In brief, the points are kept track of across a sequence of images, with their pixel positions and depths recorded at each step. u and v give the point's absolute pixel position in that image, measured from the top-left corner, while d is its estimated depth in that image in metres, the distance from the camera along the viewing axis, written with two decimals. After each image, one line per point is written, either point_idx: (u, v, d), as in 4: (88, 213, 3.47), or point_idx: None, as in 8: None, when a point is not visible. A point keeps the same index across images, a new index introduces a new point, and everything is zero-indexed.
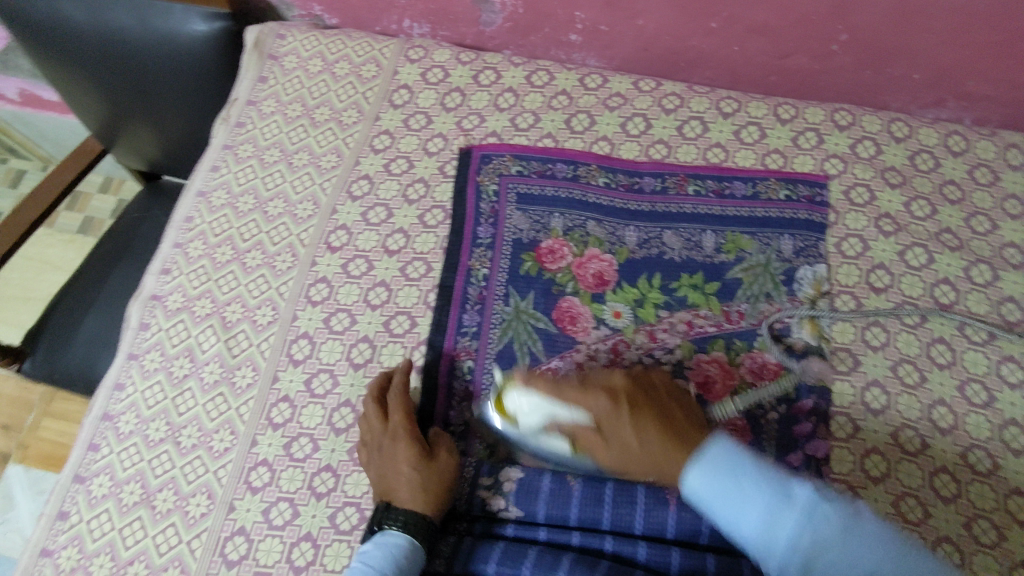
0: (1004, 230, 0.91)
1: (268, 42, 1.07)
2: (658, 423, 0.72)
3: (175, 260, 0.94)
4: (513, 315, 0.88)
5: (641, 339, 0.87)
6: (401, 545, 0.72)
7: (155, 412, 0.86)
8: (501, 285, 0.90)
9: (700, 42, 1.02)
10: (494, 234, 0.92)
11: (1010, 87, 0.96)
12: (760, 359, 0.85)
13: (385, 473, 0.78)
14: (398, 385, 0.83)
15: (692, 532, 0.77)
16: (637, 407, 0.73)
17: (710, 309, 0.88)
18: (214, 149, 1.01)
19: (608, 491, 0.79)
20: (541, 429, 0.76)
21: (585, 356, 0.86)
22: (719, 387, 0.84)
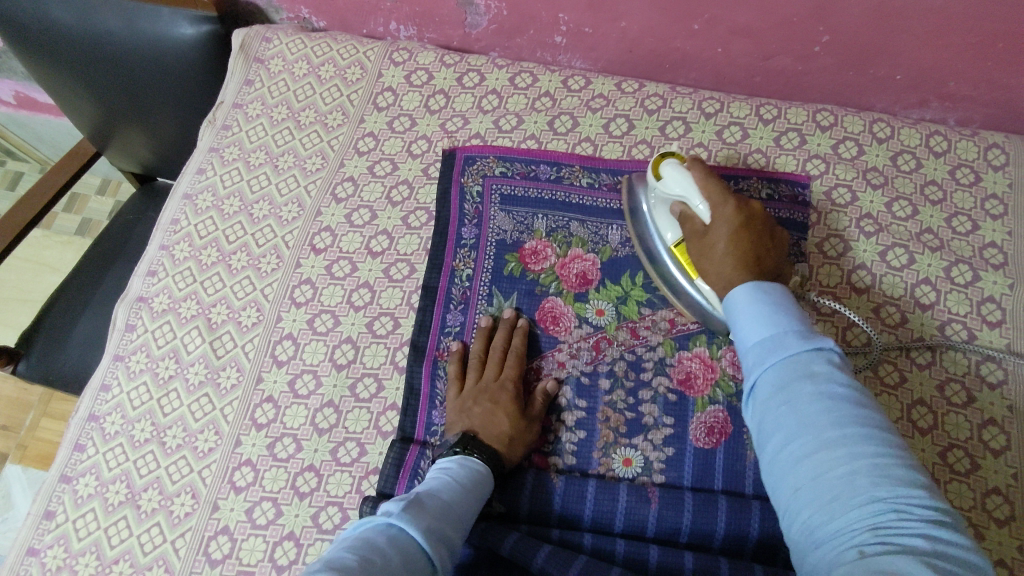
0: (984, 230, 0.92)
1: (256, 45, 1.08)
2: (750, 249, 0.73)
3: (161, 262, 0.95)
4: (497, 315, 0.89)
5: (624, 335, 0.87)
6: (484, 472, 0.75)
7: (140, 413, 0.87)
8: (485, 285, 0.91)
9: (683, 43, 1.02)
10: (478, 235, 0.93)
11: (992, 87, 0.96)
12: None
13: (473, 414, 0.81)
14: (484, 343, 0.87)
15: (672, 530, 0.77)
16: (747, 222, 0.74)
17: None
18: (201, 152, 1.02)
19: (590, 488, 0.80)
20: (670, 204, 0.81)
21: (568, 355, 0.87)
22: (700, 383, 0.84)
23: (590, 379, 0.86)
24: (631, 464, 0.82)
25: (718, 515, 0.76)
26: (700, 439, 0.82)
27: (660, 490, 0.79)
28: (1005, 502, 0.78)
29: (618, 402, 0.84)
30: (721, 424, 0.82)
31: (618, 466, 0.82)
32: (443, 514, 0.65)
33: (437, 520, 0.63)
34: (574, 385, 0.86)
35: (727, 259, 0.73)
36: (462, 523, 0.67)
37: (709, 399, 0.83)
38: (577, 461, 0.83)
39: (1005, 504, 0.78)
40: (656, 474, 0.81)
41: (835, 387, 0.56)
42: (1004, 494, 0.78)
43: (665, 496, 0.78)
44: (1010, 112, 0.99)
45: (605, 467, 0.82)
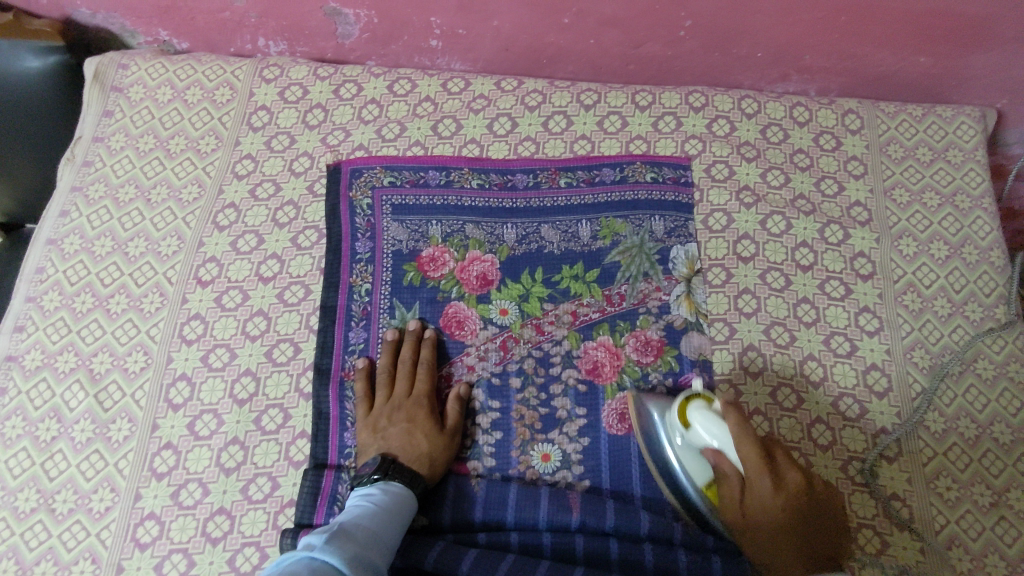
0: (850, 190, 0.98)
1: (110, 73, 1.02)
2: (792, 527, 0.68)
3: (29, 315, 0.88)
4: (401, 327, 0.88)
5: (529, 333, 0.88)
6: (405, 495, 0.74)
7: (23, 481, 0.80)
8: (385, 298, 0.89)
9: (556, 38, 1.04)
10: (373, 249, 0.91)
11: (841, 57, 1.03)
12: (643, 336, 0.88)
13: (388, 435, 0.80)
14: (391, 358, 0.85)
15: (596, 516, 0.78)
16: (794, 496, 0.69)
17: (592, 296, 0.90)
18: (62, 193, 0.95)
19: (510, 488, 0.80)
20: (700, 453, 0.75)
21: (476, 358, 0.87)
22: (608, 369, 0.86)
23: (500, 379, 0.86)
24: (549, 459, 0.82)
25: None
26: (612, 425, 0.83)
27: (581, 479, 0.80)
28: (893, 439, 0.84)
29: (531, 398, 0.85)
30: (631, 408, 0.84)
31: (537, 463, 0.82)
32: (367, 539, 0.65)
33: (359, 547, 0.64)
34: (485, 387, 0.85)
35: (770, 511, 0.69)
36: (389, 547, 0.68)
37: (618, 384, 0.85)
38: (496, 463, 0.82)
39: (892, 442, 0.83)
40: (574, 464, 0.82)
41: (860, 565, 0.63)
42: (891, 433, 0.84)
43: (584, 485, 0.80)
44: (861, 79, 1.06)
45: (525, 465, 0.82)
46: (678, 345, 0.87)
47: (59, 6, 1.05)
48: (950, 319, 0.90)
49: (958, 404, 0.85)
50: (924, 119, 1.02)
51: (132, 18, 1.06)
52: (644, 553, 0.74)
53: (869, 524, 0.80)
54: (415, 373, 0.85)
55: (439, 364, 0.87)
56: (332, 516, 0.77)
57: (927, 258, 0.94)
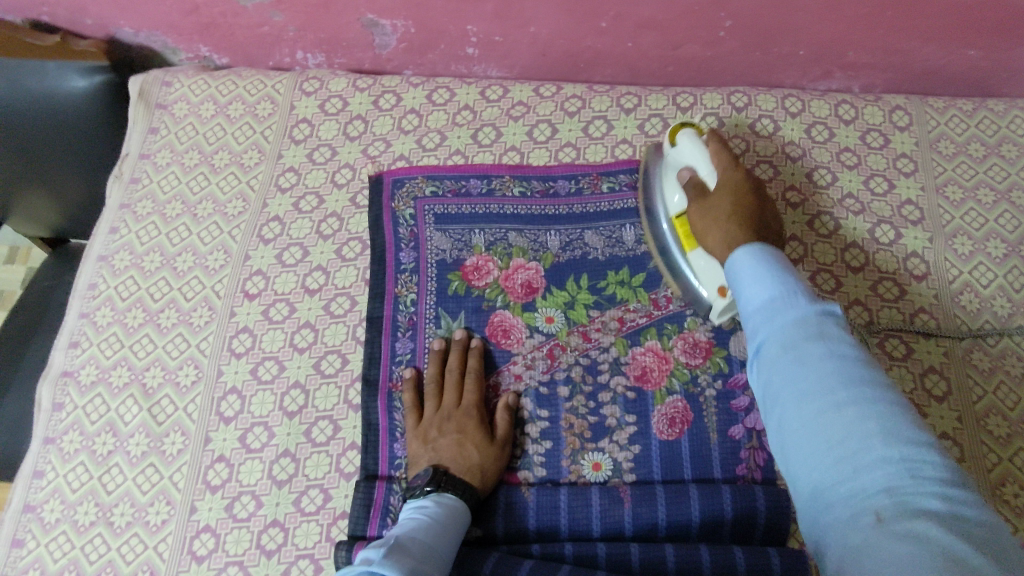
0: (900, 188, 0.96)
1: (154, 91, 1.03)
2: (748, 209, 0.78)
3: (83, 331, 0.89)
4: (447, 336, 0.88)
5: (576, 340, 0.87)
6: (458, 506, 0.74)
7: (81, 495, 0.81)
8: (431, 307, 0.89)
9: (594, 42, 1.03)
10: (417, 259, 0.91)
11: (887, 53, 1.00)
12: (691, 339, 0.86)
13: (438, 445, 0.80)
14: (439, 368, 0.85)
15: (650, 525, 0.77)
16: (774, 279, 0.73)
17: (639, 301, 0.88)
18: (111, 210, 0.97)
19: (562, 497, 0.79)
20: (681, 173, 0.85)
21: (523, 367, 0.86)
22: (656, 374, 0.85)
23: (548, 388, 0.85)
24: (600, 467, 0.81)
25: (692, 504, 0.77)
26: (663, 432, 0.82)
27: (633, 488, 0.79)
28: (954, 444, 0.81)
29: (579, 406, 0.84)
30: (681, 413, 0.83)
31: (588, 471, 0.81)
32: (426, 553, 0.66)
33: (418, 559, 0.64)
34: (533, 396, 0.85)
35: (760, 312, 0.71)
36: (445, 563, 0.67)
37: (666, 389, 0.84)
38: (547, 472, 0.82)
39: (954, 447, 0.81)
40: (626, 472, 0.81)
41: (936, 486, 0.46)
42: (953, 437, 0.82)
43: (637, 494, 0.79)
44: (907, 74, 1.04)
45: (576, 473, 0.81)
46: (727, 347, 0.86)
47: (103, 27, 1.06)
48: (1011, 319, 0.87)
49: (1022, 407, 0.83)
50: (975, 114, 0.99)
51: (174, 36, 1.07)
52: (701, 561, 0.73)
53: None
54: (462, 383, 0.85)
55: (486, 373, 0.86)
56: (385, 528, 0.77)
57: (984, 256, 0.91)
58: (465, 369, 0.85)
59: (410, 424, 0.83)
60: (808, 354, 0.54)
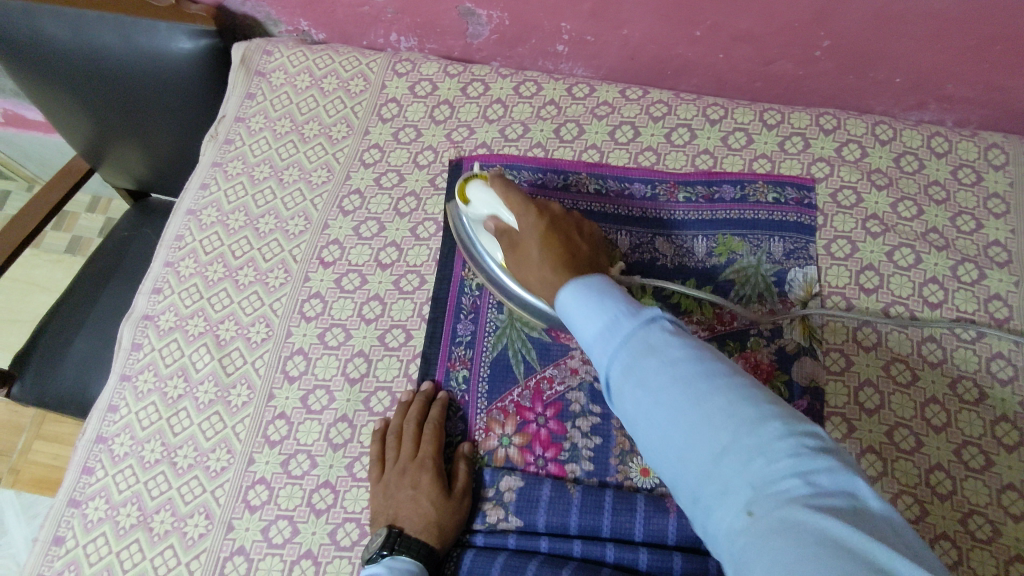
0: (988, 228, 0.93)
1: (256, 58, 1.07)
2: (562, 245, 0.75)
3: (167, 279, 0.94)
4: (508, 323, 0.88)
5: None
6: (413, 571, 0.72)
7: (149, 433, 0.85)
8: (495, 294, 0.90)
9: (685, 50, 1.03)
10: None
11: (988, 88, 0.97)
12: (753, 358, 0.86)
13: (396, 502, 0.78)
14: (401, 418, 0.83)
15: (694, 538, 0.76)
16: (557, 232, 0.76)
17: (703, 313, 0.88)
18: (204, 167, 1.01)
19: (608, 498, 0.79)
20: (485, 223, 0.83)
21: (580, 363, 0.86)
22: None
23: None
24: (649, 474, 0.81)
25: None
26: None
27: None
28: (1020, 497, 0.78)
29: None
30: None
31: (636, 476, 0.81)
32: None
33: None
34: (587, 391, 0.85)
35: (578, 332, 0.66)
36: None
37: None
38: (594, 469, 0.81)
39: (1020, 500, 0.78)
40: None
41: (781, 469, 0.47)
42: (1019, 490, 0.79)
43: None
44: (1006, 113, 1.01)
45: (623, 476, 0.81)
46: (790, 371, 0.85)
47: None
48: None
49: None
50: None
51: (279, 8, 1.11)
52: None
53: None
54: (438, 435, 0.82)
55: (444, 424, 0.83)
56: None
57: None
58: (490, 377, 0.86)
59: (374, 472, 0.81)
60: (697, 438, 0.51)
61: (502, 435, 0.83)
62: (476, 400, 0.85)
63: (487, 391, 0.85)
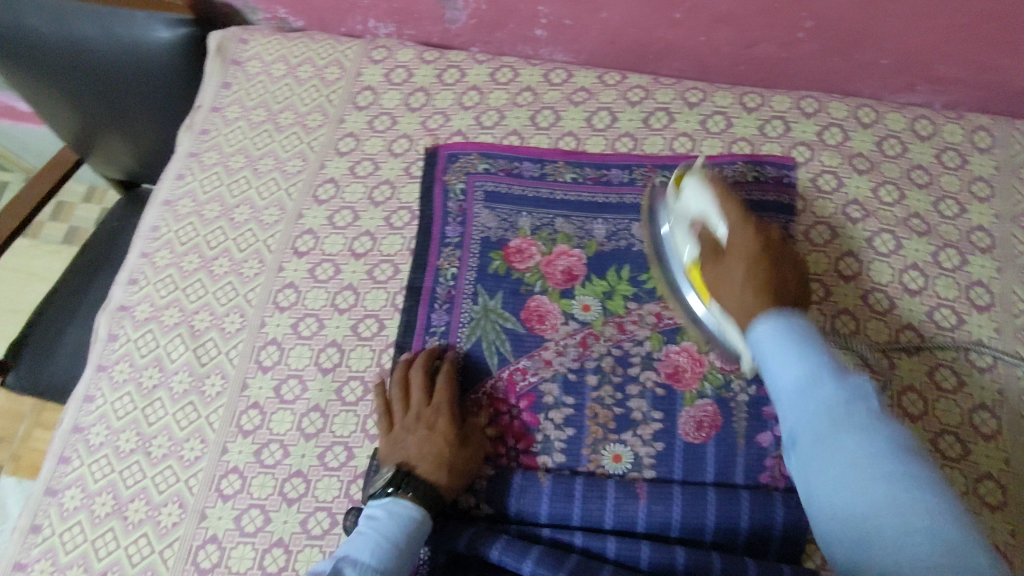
0: (972, 213, 0.91)
1: (232, 47, 1.07)
2: (768, 280, 0.74)
3: (142, 270, 0.94)
4: (482, 313, 0.88)
5: (610, 330, 0.86)
6: (418, 506, 0.72)
7: (125, 423, 0.86)
8: (470, 283, 0.89)
9: (665, 33, 1.01)
10: (462, 233, 0.92)
11: (976, 69, 0.95)
12: None
13: (406, 447, 0.78)
14: (407, 372, 0.84)
15: (663, 525, 0.76)
16: (767, 254, 0.76)
17: (679, 299, 0.87)
18: (179, 157, 1.01)
19: (578, 485, 0.78)
20: (690, 223, 0.83)
21: (554, 353, 0.85)
22: (689, 376, 0.84)
23: (577, 375, 0.84)
24: (620, 460, 0.80)
25: (709, 510, 0.76)
26: (689, 432, 0.81)
27: (650, 484, 0.78)
28: (997, 487, 0.77)
29: (606, 397, 0.83)
30: (710, 417, 0.82)
31: (608, 462, 0.80)
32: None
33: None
34: (560, 382, 0.84)
35: (747, 274, 0.74)
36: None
37: (697, 391, 0.83)
38: (565, 459, 0.81)
39: (996, 489, 0.77)
40: (646, 469, 0.80)
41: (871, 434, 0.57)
42: (995, 479, 0.77)
43: (654, 492, 0.77)
44: (996, 94, 0.98)
45: (596, 464, 0.80)
46: None
47: None
48: None
49: None
50: None
51: None
52: (712, 569, 0.71)
53: None
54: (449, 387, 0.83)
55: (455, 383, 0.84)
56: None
57: None
58: (465, 368, 0.85)
59: (382, 422, 0.81)
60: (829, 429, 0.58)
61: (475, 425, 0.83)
62: None
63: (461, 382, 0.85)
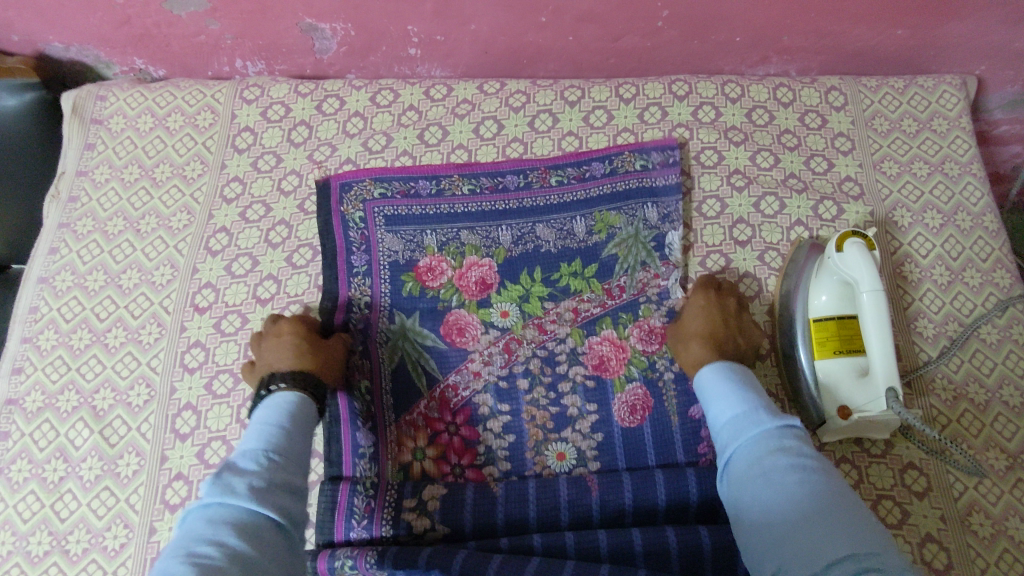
0: (839, 166, 0.99)
1: (88, 105, 1.01)
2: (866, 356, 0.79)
3: (27, 356, 0.87)
4: (399, 334, 0.87)
5: (531, 332, 0.87)
6: (293, 398, 0.73)
7: (33, 524, 0.79)
8: (385, 308, 0.88)
9: (535, 37, 1.03)
10: (369, 260, 0.90)
11: (819, 36, 1.03)
12: (647, 325, 0.87)
13: (268, 361, 0.80)
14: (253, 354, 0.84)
15: (617, 510, 0.77)
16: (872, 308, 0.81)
17: (592, 290, 0.89)
18: (50, 230, 0.95)
19: (530, 488, 0.79)
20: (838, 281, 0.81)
21: (481, 363, 0.86)
22: (614, 363, 0.86)
23: (507, 382, 0.86)
24: (564, 458, 0.83)
25: (658, 488, 0.78)
26: (624, 418, 0.84)
27: (598, 475, 0.80)
28: None
29: (540, 398, 0.85)
30: (641, 400, 0.84)
31: (553, 462, 0.82)
32: (259, 470, 0.61)
33: (254, 482, 0.60)
34: (492, 391, 0.85)
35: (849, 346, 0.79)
36: (296, 462, 0.66)
37: (624, 376, 0.85)
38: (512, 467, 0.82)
39: None
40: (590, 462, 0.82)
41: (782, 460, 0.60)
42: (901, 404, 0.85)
43: (604, 482, 0.79)
44: (839, 56, 1.07)
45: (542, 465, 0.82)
46: None
47: (32, 43, 1.04)
48: (950, 287, 0.91)
49: (965, 370, 0.86)
50: (907, 91, 1.03)
51: (106, 49, 1.05)
52: (668, 544, 0.73)
53: (887, 493, 0.81)
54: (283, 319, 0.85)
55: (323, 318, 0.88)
56: (351, 529, 0.78)
57: (922, 228, 0.94)
58: (394, 391, 0.86)
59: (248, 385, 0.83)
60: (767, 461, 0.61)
61: (416, 448, 0.83)
62: (382, 415, 0.84)
63: (395, 413, 0.85)
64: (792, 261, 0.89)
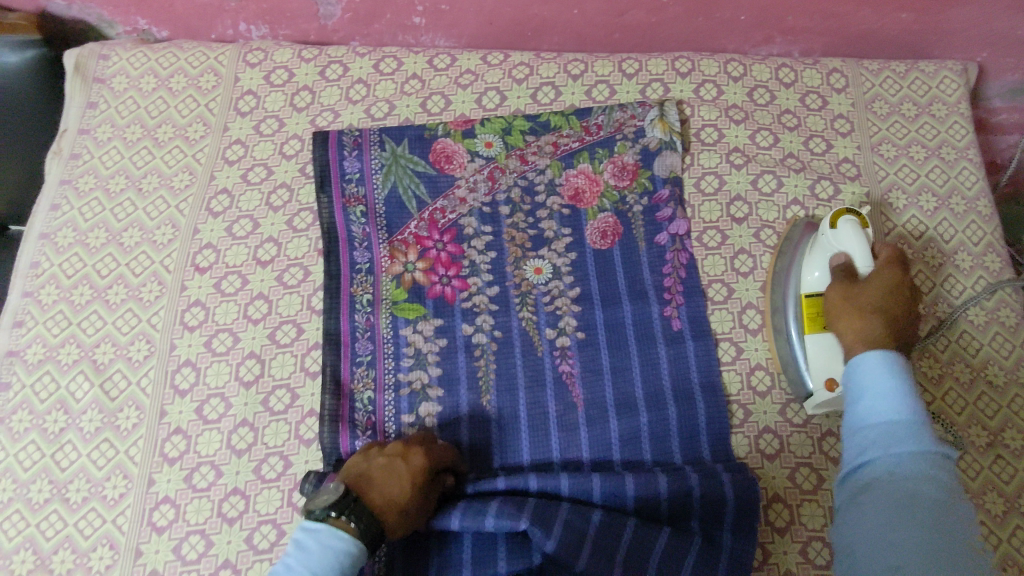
0: (837, 147, 0.99)
1: (90, 64, 1.02)
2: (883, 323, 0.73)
3: (28, 310, 0.88)
4: (391, 159, 0.94)
5: (514, 163, 0.95)
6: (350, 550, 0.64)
7: (34, 473, 0.80)
8: (382, 243, 0.90)
9: (540, 10, 1.03)
10: (365, 205, 0.92)
11: (823, 17, 1.03)
12: (620, 162, 0.95)
13: (380, 480, 0.70)
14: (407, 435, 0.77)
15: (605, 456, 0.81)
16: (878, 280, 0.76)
17: (571, 127, 0.96)
18: (52, 187, 0.95)
19: (523, 416, 0.83)
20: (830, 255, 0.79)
21: (467, 191, 0.93)
22: (588, 195, 0.93)
23: (490, 208, 0.93)
24: (541, 272, 0.90)
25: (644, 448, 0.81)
26: (596, 241, 0.91)
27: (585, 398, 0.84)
28: None
29: (520, 222, 0.92)
30: (612, 227, 0.92)
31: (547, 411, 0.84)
32: None
33: None
34: (478, 215, 0.92)
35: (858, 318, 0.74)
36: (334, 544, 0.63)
37: (597, 207, 0.93)
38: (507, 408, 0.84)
39: None
40: (577, 408, 0.84)
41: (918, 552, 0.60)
42: None
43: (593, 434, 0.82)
44: (842, 38, 1.07)
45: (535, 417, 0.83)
46: (652, 167, 0.94)
47: None
48: (941, 269, 0.92)
49: (952, 350, 0.88)
50: (907, 75, 1.04)
51: (109, 8, 1.05)
52: (659, 495, 0.75)
53: None
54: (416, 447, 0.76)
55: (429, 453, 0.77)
56: (356, 438, 0.80)
57: (917, 210, 0.95)
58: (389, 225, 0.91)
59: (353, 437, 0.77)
60: None
61: (406, 262, 0.90)
62: (381, 326, 0.86)
63: (394, 350, 0.85)
64: (787, 238, 0.90)
